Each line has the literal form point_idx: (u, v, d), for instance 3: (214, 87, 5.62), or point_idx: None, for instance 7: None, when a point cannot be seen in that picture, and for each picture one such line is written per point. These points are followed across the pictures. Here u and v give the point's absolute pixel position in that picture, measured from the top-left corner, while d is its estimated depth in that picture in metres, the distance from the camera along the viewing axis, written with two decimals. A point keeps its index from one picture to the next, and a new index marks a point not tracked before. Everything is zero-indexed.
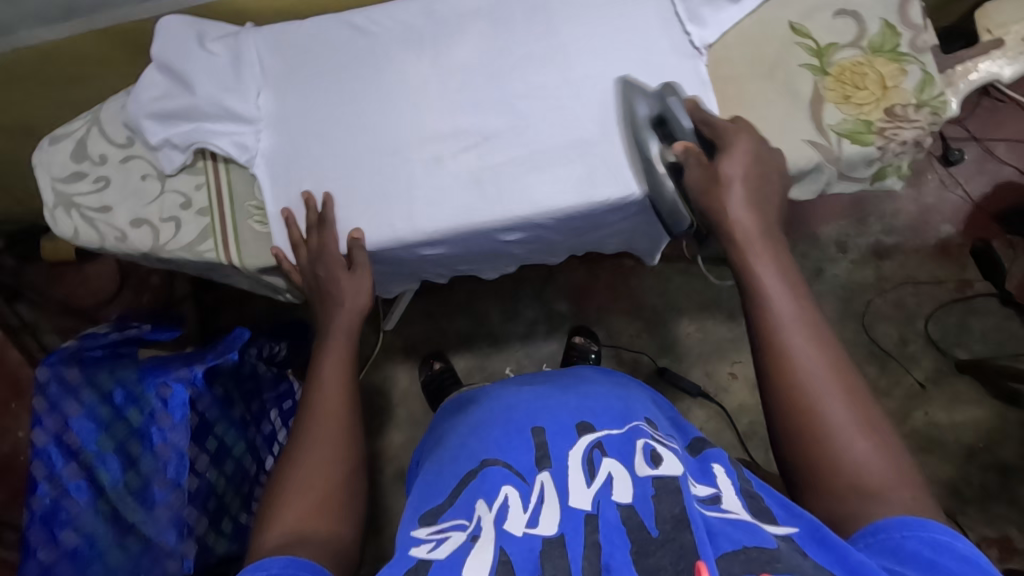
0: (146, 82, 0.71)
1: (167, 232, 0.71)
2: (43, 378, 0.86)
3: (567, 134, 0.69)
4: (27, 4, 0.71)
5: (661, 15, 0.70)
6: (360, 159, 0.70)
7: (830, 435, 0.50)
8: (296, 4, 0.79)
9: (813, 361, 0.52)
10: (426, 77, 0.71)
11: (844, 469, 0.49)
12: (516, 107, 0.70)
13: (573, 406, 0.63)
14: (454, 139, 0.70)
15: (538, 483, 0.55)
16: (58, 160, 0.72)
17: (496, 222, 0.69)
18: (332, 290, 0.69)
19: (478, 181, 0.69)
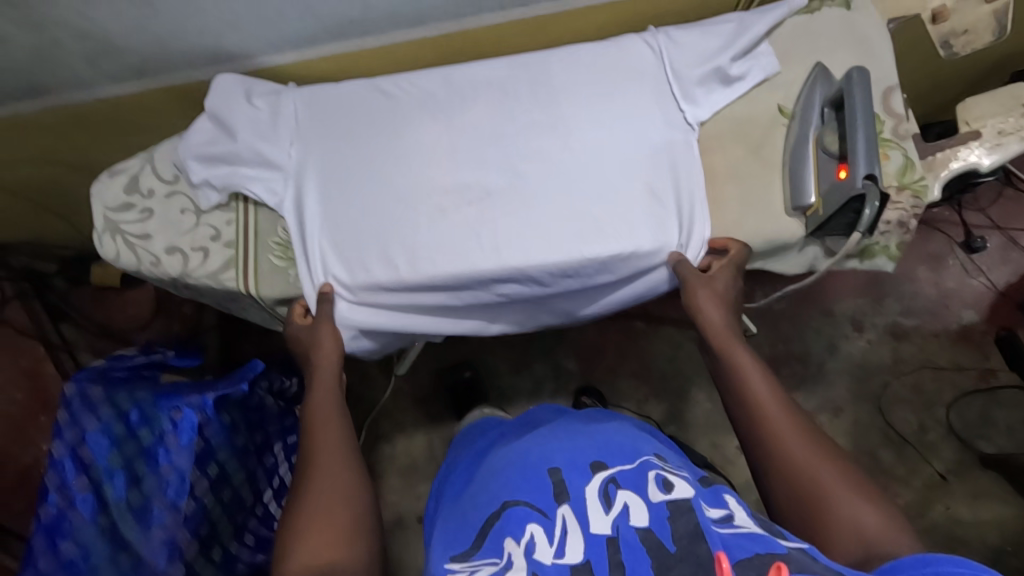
0: (196, 129, 0.80)
1: (196, 260, 0.78)
2: (70, 392, 0.93)
3: (564, 195, 0.75)
4: (106, 65, 0.82)
5: (654, 89, 0.75)
6: (374, 206, 0.77)
7: (834, 506, 0.55)
8: (335, 71, 0.89)
9: (806, 454, 0.59)
10: (440, 140, 0.78)
11: (852, 530, 0.53)
12: (518, 168, 0.76)
13: (589, 447, 0.64)
14: (459, 193, 0.76)
15: (558, 517, 0.58)
16: (112, 192, 0.81)
17: (492, 269, 0.73)
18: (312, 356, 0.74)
19: (477, 232, 0.75)
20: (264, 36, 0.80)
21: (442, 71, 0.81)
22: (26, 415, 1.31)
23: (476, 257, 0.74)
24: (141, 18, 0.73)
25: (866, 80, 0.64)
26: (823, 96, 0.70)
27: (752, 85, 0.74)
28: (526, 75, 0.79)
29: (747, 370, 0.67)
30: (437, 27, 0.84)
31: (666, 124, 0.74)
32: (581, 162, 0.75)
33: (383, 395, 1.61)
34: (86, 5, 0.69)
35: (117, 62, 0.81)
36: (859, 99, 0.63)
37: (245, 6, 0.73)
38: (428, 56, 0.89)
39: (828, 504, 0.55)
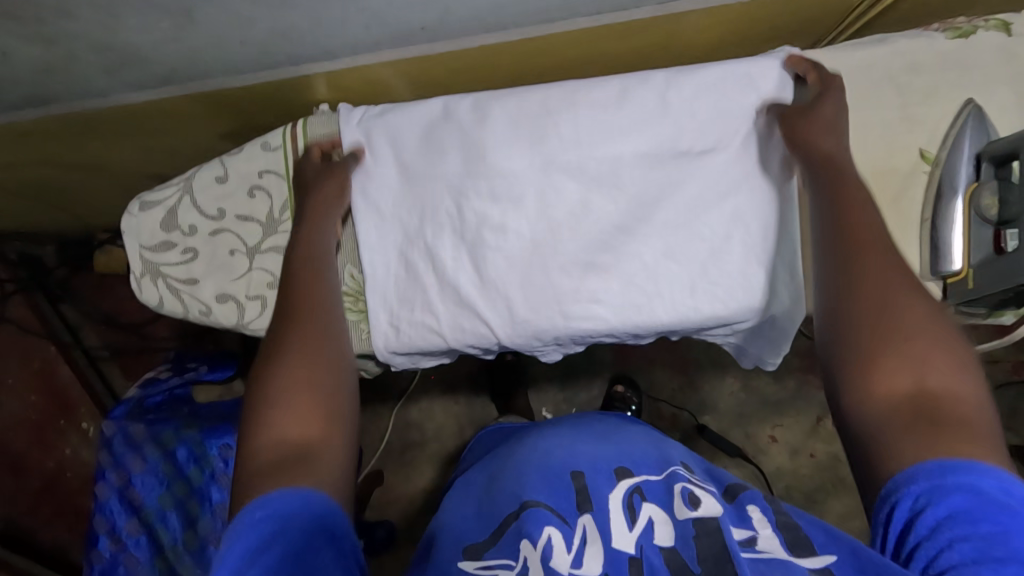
0: (248, 153, 0.71)
1: (253, 311, 0.70)
2: (110, 432, 0.87)
3: (672, 217, 0.67)
4: (128, 74, 0.69)
5: (739, 88, 0.67)
6: (456, 211, 0.69)
7: (896, 337, 0.47)
8: (392, 76, 0.77)
9: (890, 276, 0.50)
10: (529, 175, 0.68)
11: (914, 361, 0.46)
12: (618, 174, 0.68)
13: (610, 455, 0.61)
14: (549, 181, 0.68)
15: (580, 526, 0.54)
16: (148, 228, 0.70)
17: (589, 265, 0.68)
18: (312, 193, 0.67)
19: (570, 224, 0.68)
20: (317, 44, 0.67)
21: (542, 91, 0.69)
22: (45, 418, 1.27)
23: (551, 275, 0.68)
24: (175, 30, 0.61)
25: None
26: (976, 150, 0.62)
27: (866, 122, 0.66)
28: (620, 91, 0.68)
29: (856, 206, 0.55)
30: (519, 32, 0.71)
31: (751, 137, 0.67)
32: (674, 175, 0.67)
33: (410, 384, 1.57)
34: (116, 20, 0.57)
35: (139, 72, 0.68)
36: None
37: (301, 14, 0.61)
38: (503, 63, 0.77)
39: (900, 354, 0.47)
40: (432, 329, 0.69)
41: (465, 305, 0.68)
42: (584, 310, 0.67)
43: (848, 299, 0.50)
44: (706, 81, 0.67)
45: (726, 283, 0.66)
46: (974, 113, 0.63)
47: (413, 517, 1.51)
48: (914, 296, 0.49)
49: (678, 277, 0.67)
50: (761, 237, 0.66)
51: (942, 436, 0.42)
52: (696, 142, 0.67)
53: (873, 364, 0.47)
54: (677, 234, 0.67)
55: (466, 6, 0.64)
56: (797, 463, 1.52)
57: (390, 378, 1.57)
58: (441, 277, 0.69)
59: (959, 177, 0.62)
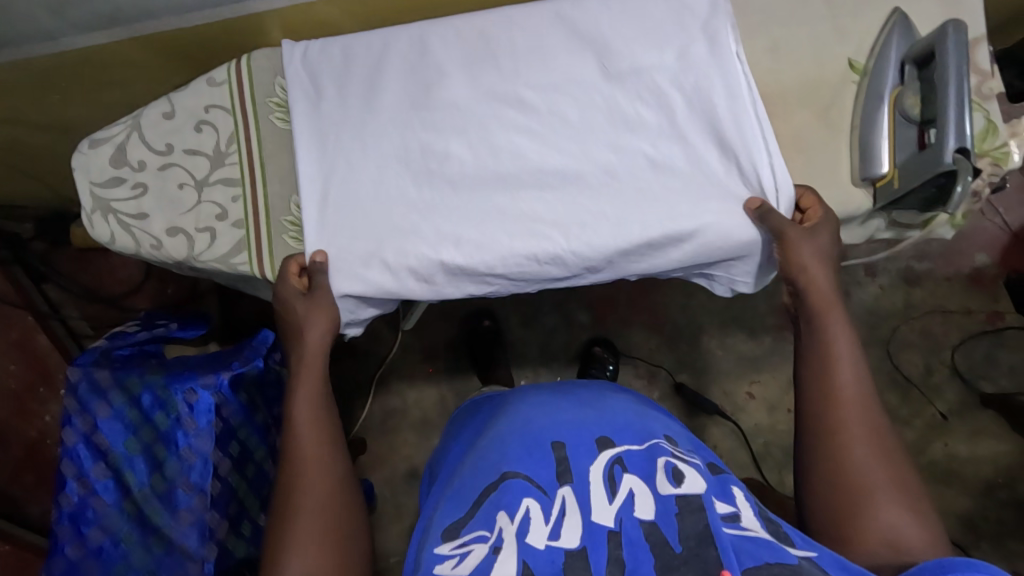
0: (193, 89, 0.72)
1: (202, 243, 0.71)
2: (75, 378, 0.88)
3: (609, 138, 0.68)
4: (73, 13, 0.70)
5: (670, 8, 0.67)
6: (397, 140, 0.70)
7: (874, 499, 0.53)
8: (336, 16, 0.78)
9: (867, 451, 0.55)
10: (470, 105, 0.69)
11: (886, 530, 0.51)
12: (555, 97, 0.69)
13: (591, 424, 0.62)
14: (489, 106, 0.69)
15: (559, 497, 0.55)
16: (98, 164, 0.72)
17: (530, 190, 0.69)
18: (293, 319, 0.67)
19: (511, 143, 0.69)
20: None
21: (479, 20, 0.70)
22: (24, 387, 1.28)
23: (494, 194, 0.69)
24: None
25: (962, 37, 0.56)
26: (902, 53, 0.62)
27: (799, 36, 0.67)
28: (556, 17, 0.69)
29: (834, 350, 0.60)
30: None
31: (687, 52, 0.67)
32: (611, 96, 0.68)
33: (390, 352, 1.58)
34: None
35: (83, 11, 0.70)
36: (954, 62, 0.56)
37: None
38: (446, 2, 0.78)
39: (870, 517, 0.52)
40: (375, 258, 0.69)
41: (406, 229, 0.69)
42: (522, 232, 0.68)
43: (830, 472, 0.55)
44: (638, 4, 0.68)
45: (674, 199, 0.66)
46: (896, 17, 0.63)
47: (395, 482, 1.53)
48: (880, 456, 0.55)
49: (632, 200, 0.67)
50: (706, 155, 0.67)
51: None
52: (631, 60, 0.67)
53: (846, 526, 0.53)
54: (614, 158, 0.68)
55: None
56: (774, 419, 1.52)
57: (370, 347, 1.59)
58: (385, 205, 0.70)
59: (885, 81, 0.63)
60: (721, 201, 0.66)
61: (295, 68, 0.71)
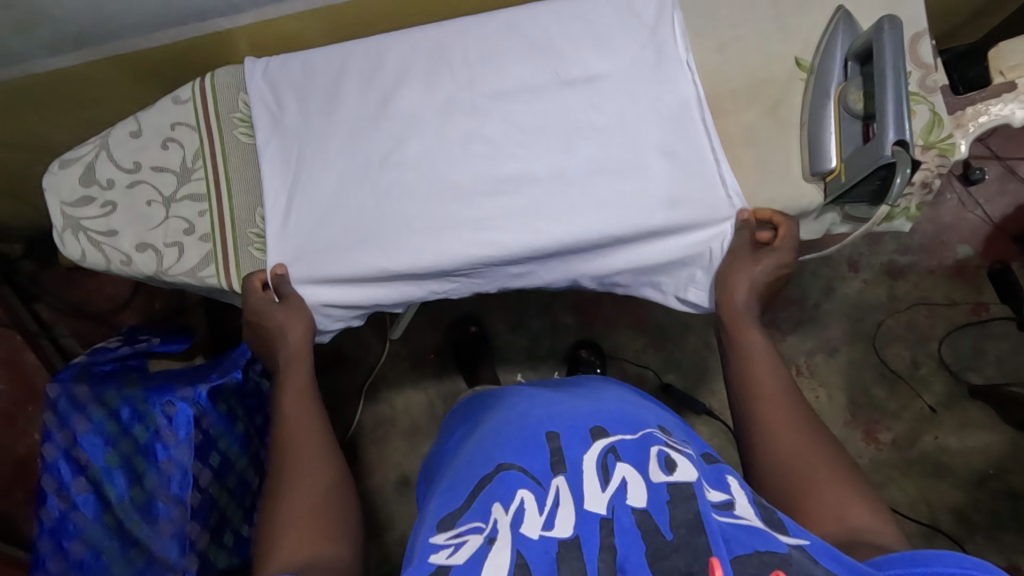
0: (160, 108, 0.74)
1: (171, 257, 0.72)
2: (53, 394, 0.88)
3: (562, 142, 0.69)
4: (41, 34, 0.72)
5: (620, 15, 0.69)
6: (357, 151, 0.71)
7: (815, 483, 0.55)
8: (301, 31, 0.80)
9: (800, 442, 0.58)
10: (427, 113, 0.71)
11: (833, 510, 0.53)
12: (509, 103, 0.70)
13: (586, 415, 0.62)
14: (444, 114, 0.71)
15: (553, 488, 0.54)
16: (68, 184, 0.74)
17: (485, 194, 0.70)
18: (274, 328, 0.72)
19: (468, 149, 0.70)
20: None
21: (435, 30, 0.72)
22: (14, 405, 1.30)
23: (449, 203, 0.70)
24: None
25: (897, 32, 0.57)
26: (846, 47, 0.63)
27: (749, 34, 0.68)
28: (509, 25, 0.71)
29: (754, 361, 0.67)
30: None
31: (637, 59, 0.68)
32: (564, 103, 0.69)
33: (379, 361, 1.59)
34: None
35: (51, 32, 0.72)
36: (891, 57, 0.57)
37: None
38: (408, 15, 0.80)
39: (824, 502, 0.53)
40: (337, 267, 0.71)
41: (366, 236, 0.71)
42: (475, 238, 0.69)
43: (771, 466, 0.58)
44: (590, 12, 0.70)
45: (624, 202, 0.68)
46: (838, 14, 0.64)
47: (386, 490, 1.54)
48: (814, 447, 0.58)
49: (586, 205, 0.68)
50: (658, 156, 0.68)
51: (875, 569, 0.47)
52: (584, 67, 0.69)
53: (801, 506, 0.54)
54: (567, 162, 0.69)
55: None
56: None
57: (358, 357, 1.59)
58: (347, 214, 0.71)
59: (830, 77, 0.64)
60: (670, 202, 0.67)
61: (257, 84, 0.73)
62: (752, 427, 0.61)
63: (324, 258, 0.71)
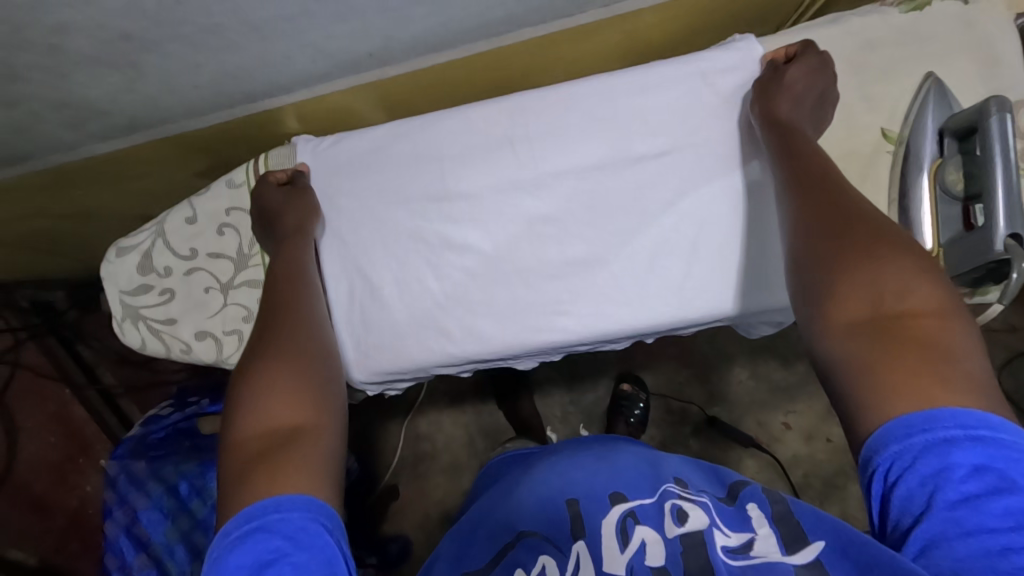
0: (213, 193, 0.73)
1: (231, 345, 0.71)
2: (114, 471, 0.90)
3: (630, 218, 0.66)
4: (92, 127, 0.71)
5: (690, 86, 0.66)
6: (415, 231, 0.69)
7: (862, 251, 0.45)
8: (349, 104, 0.78)
9: (847, 214, 0.48)
10: (487, 194, 0.68)
11: (875, 275, 0.44)
12: (573, 180, 0.67)
13: (605, 474, 0.56)
14: (505, 193, 0.68)
15: (573, 553, 0.50)
16: (125, 273, 0.73)
17: (550, 277, 0.67)
18: (274, 207, 0.67)
19: (532, 231, 0.68)
20: (269, 80, 0.69)
21: (492, 106, 0.69)
22: (64, 457, 1.30)
23: (514, 286, 0.68)
24: (127, 82, 0.63)
25: (1007, 115, 0.53)
26: (941, 124, 0.60)
27: None
28: (571, 98, 0.67)
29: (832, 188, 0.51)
30: (466, 49, 0.71)
31: (708, 133, 0.65)
32: (631, 181, 0.66)
33: (418, 398, 1.58)
34: (67, 79, 0.60)
35: (103, 124, 0.71)
36: (999, 139, 0.54)
37: (248, 56, 0.63)
38: (457, 84, 0.78)
39: (888, 279, 0.43)
40: (401, 353, 0.69)
41: (430, 321, 0.69)
42: (542, 324, 0.67)
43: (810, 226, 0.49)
44: (657, 83, 0.66)
45: (697, 285, 0.65)
46: (930, 83, 0.61)
47: (429, 529, 1.52)
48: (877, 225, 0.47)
49: (656, 287, 0.65)
50: (734, 238, 0.65)
51: (910, 376, 0.39)
52: (650, 142, 0.66)
53: (833, 295, 0.45)
54: (635, 242, 0.66)
55: (406, 31, 0.65)
56: (813, 448, 1.48)
57: (397, 394, 1.58)
58: (409, 299, 0.69)
59: (925, 152, 0.60)
60: (748, 285, 0.64)
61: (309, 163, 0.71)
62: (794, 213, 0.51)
63: (387, 344, 0.69)
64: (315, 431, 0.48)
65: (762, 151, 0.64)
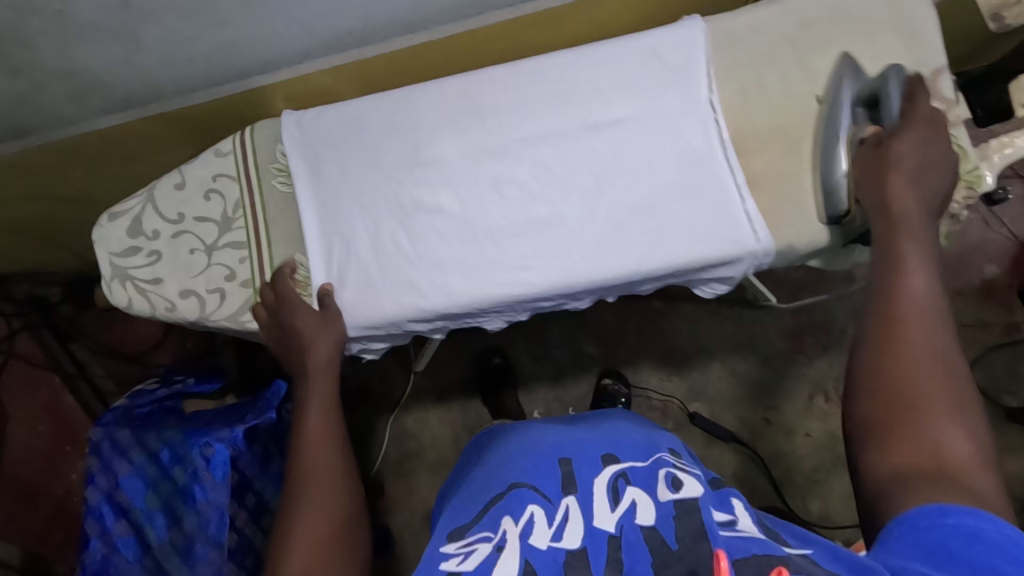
0: (203, 160, 0.78)
1: (213, 303, 0.75)
2: (98, 438, 0.92)
3: (589, 181, 0.71)
4: (92, 99, 0.77)
5: (645, 59, 0.71)
6: (388, 195, 0.74)
7: (919, 400, 0.46)
8: (330, 83, 0.83)
9: (921, 356, 0.48)
10: (457, 160, 0.73)
11: (931, 441, 0.44)
12: (537, 146, 0.72)
13: (598, 440, 0.59)
14: (474, 160, 0.73)
15: (562, 505, 0.52)
16: (116, 236, 0.77)
17: (515, 237, 0.71)
18: (299, 334, 0.70)
19: (500, 194, 0.72)
20: (257, 56, 0.75)
21: (463, 81, 0.74)
22: (52, 446, 1.32)
23: (483, 244, 0.72)
24: (125, 52, 0.68)
25: (904, 80, 0.63)
26: (853, 93, 0.65)
27: (769, 75, 0.70)
28: (536, 72, 0.73)
29: (901, 241, 0.55)
30: (439, 30, 0.77)
31: (660, 103, 0.71)
32: (590, 147, 0.71)
33: (403, 395, 1.58)
34: (70, 46, 0.65)
35: (102, 97, 0.76)
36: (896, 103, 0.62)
37: (238, 29, 0.69)
38: (433, 67, 0.83)
39: (921, 417, 0.45)
40: (372, 307, 0.73)
41: (401, 278, 0.73)
42: (506, 280, 0.71)
43: (877, 355, 0.49)
44: (614, 58, 0.72)
45: (653, 241, 0.69)
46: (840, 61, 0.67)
47: (413, 524, 1.53)
48: (944, 370, 0.47)
49: (613, 244, 0.70)
50: (685, 196, 0.69)
51: (925, 492, 0.41)
52: (606, 111, 0.71)
53: (886, 445, 0.46)
54: (595, 201, 0.71)
55: (383, 8, 0.71)
56: (793, 443, 1.49)
57: (383, 391, 1.60)
58: (384, 258, 0.73)
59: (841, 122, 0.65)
60: (698, 240, 0.68)
61: (290, 132, 0.76)
62: (875, 333, 0.50)
63: (360, 301, 0.73)
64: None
65: (711, 117, 0.70)
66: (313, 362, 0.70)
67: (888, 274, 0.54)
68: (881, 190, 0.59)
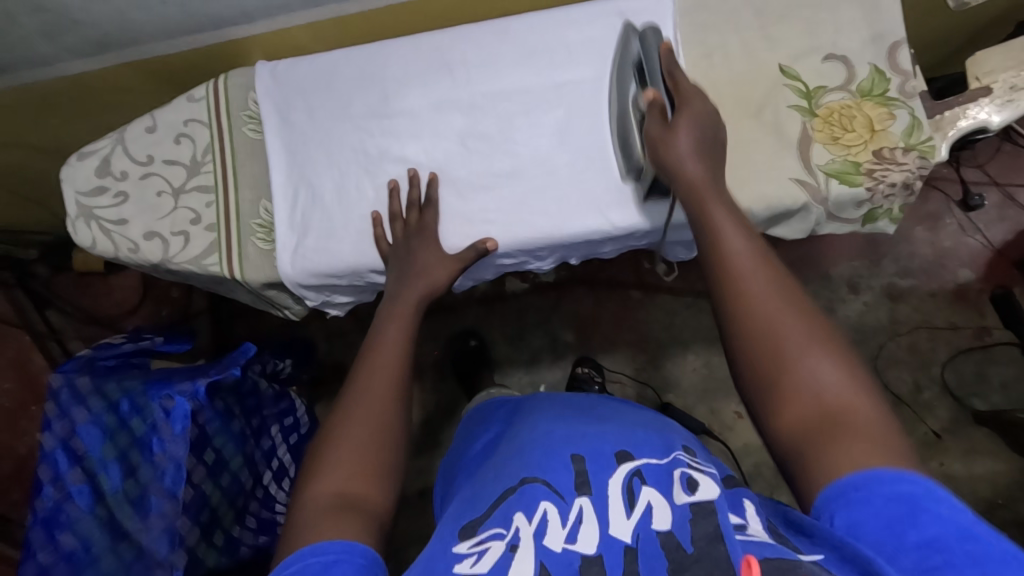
0: (175, 105, 0.78)
1: (177, 246, 0.75)
2: (56, 384, 0.91)
3: (553, 138, 0.72)
4: (67, 38, 0.77)
5: (612, 24, 0.73)
6: (355, 144, 0.75)
7: (793, 354, 0.49)
8: (304, 36, 0.83)
9: (776, 307, 0.51)
10: (425, 113, 0.74)
11: (808, 385, 0.48)
12: (504, 102, 0.73)
13: (612, 437, 0.55)
14: (441, 113, 0.74)
15: (576, 504, 0.49)
16: (83, 175, 0.77)
17: (479, 189, 0.72)
18: (412, 259, 0.70)
19: (466, 147, 0.73)
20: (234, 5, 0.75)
21: (435, 37, 0.75)
22: (17, 406, 1.30)
23: (445, 196, 0.73)
24: None
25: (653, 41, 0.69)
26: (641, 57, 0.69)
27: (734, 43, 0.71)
28: (506, 31, 0.74)
29: (715, 209, 0.58)
30: None
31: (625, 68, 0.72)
32: (553, 107, 0.73)
33: None
34: None
35: (76, 36, 0.77)
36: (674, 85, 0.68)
37: None
38: (410, 28, 0.84)
39: (793, 363, 0.49)
40: (336, 255, 0.73)
41: (365, 228, 0.73)
42: (468, 230, 0.72)
43: (741, 328, 0.52)
44: (582, 21, 0.73)
45: (614, 201, 0.70)
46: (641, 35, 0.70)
47: None
48: (808, 322, 0.51)
49: (576, 200, 0.70)
50: None
51: (842, 446, 0.44)
52: (572, 72, 0.73)
53: (777, 405, 0.49)
54: (560, 158, 0.72)
55: None
56: None
57: None
58: (349, 207, 0.74)
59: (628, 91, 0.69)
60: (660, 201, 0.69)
61: (262, 80, 0.76)
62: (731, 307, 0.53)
63: (322, 250, 0.73)
64: (379, 504, 0.52)
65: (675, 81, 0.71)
66: (411, 290, 0.68)
67: (714, 240, 0.56)
68: (680, 171, 0.60)
